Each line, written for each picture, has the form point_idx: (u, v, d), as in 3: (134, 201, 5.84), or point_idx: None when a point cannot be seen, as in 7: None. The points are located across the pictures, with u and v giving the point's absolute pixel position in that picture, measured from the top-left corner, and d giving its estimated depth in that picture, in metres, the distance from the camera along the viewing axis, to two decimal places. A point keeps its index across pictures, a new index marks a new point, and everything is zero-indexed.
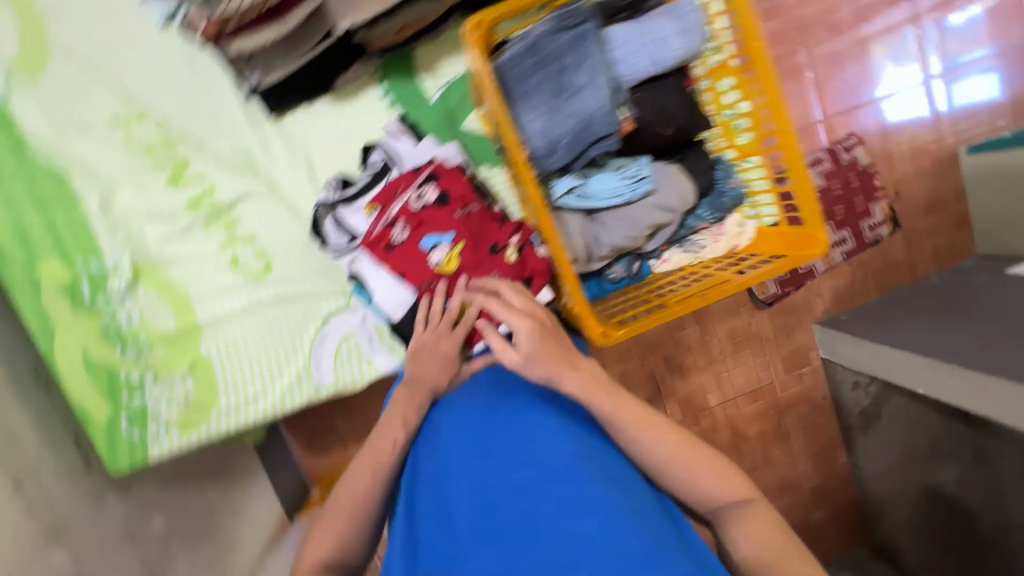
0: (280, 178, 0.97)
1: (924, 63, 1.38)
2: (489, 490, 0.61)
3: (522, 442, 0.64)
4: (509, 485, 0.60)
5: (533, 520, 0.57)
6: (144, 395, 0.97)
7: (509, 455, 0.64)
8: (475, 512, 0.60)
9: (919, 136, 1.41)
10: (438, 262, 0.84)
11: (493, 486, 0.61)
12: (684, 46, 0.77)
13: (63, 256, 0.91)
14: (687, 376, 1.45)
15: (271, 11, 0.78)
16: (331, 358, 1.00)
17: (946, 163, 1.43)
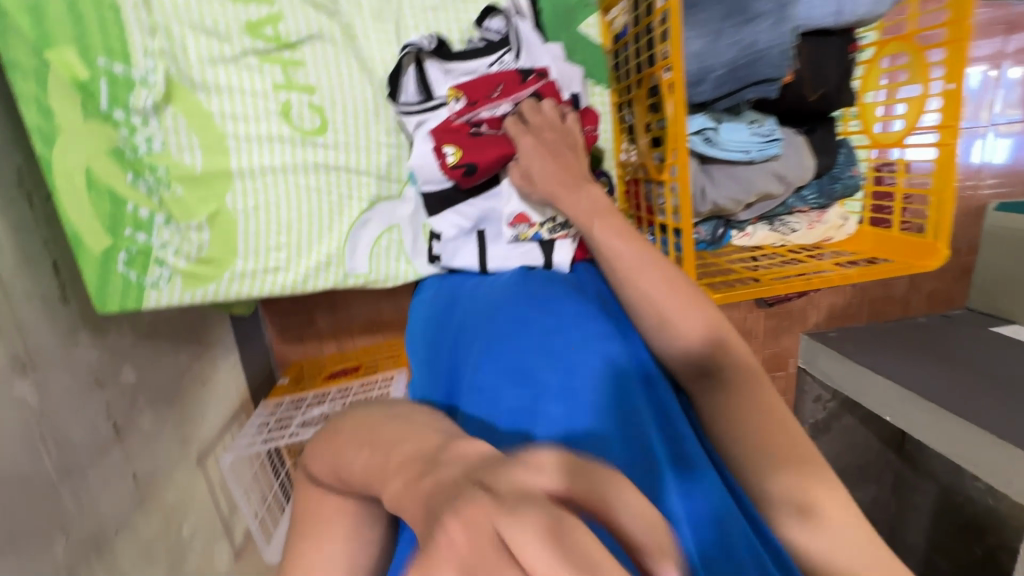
0: (358, 29, 0.83)
1: (980, 115, 1.52)
2: (527, 412, 0.54)
3: (561, 363, 0.58)
4: (550, 406, 0.54)
5: (580, 445, 0.50)
6: (148, 235, 0.85)
7: (538, 382, 0.57)
8: (509, 435, 0.53)
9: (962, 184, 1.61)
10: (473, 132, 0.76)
11: (532, 407, 0.54)
12: (872, 5, 0.68)
13: (83, 46, 0.74)
14: None
15: None
16: (369, 246, 0.92)
17: (971, 215, 1.65)
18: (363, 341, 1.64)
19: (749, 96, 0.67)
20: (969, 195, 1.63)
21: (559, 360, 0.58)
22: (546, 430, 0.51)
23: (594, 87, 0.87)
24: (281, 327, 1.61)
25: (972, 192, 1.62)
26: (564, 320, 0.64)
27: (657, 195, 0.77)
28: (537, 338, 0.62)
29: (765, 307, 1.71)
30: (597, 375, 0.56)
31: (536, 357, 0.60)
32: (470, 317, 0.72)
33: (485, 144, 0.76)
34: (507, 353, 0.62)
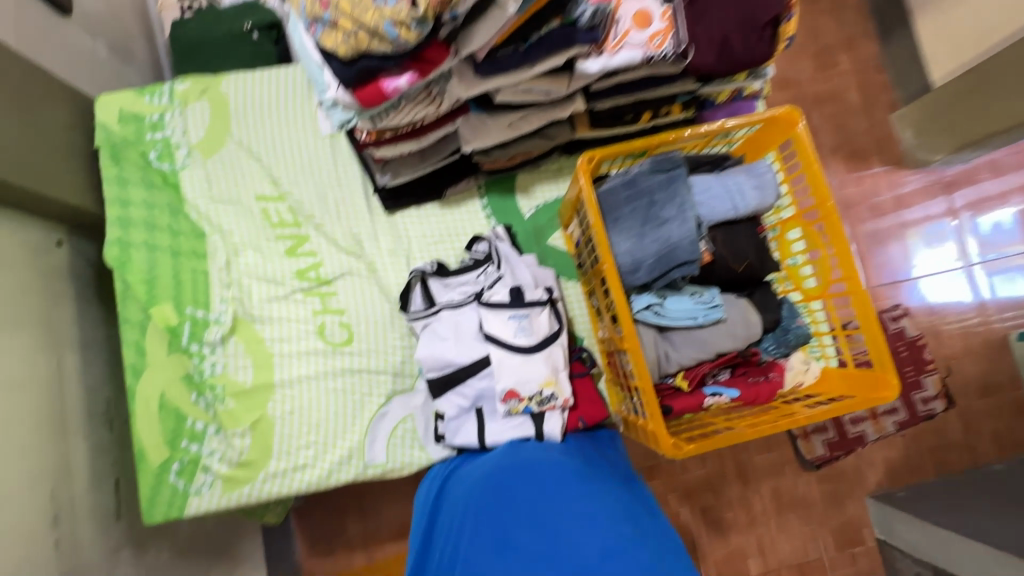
0: (378, 263, 1.07)
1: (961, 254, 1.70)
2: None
3: (542, 534, 0.70)
4: (526, 566, 0.67)
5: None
6: (199, 445, 0.99)
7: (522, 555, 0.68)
8: None
9: (971, 320, 1.68)
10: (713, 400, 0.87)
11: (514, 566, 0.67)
12: (760, 199, 0.89)
13: (177, 302, 1.02)
14: (724, 540, 1.59)
15: (415, 130, 0.93)
16: (386, 437, 1.02)
17: (998, 348, 1.66)
18: (392, 549, 1.51)
19: (678, 275, 0.83)
20: (984, 327, 1.67)
21: (539, 530, 0.70)
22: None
23: (567, 282, 1.08)
24: (312, 539, 1.52)
25: (985, 322, 1.67)
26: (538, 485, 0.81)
27: (626, 362, 0.89)
28: (520, 509, 0.74)
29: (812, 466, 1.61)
30: (568, 541, 0.68)
31: (519, 528, 0.71)
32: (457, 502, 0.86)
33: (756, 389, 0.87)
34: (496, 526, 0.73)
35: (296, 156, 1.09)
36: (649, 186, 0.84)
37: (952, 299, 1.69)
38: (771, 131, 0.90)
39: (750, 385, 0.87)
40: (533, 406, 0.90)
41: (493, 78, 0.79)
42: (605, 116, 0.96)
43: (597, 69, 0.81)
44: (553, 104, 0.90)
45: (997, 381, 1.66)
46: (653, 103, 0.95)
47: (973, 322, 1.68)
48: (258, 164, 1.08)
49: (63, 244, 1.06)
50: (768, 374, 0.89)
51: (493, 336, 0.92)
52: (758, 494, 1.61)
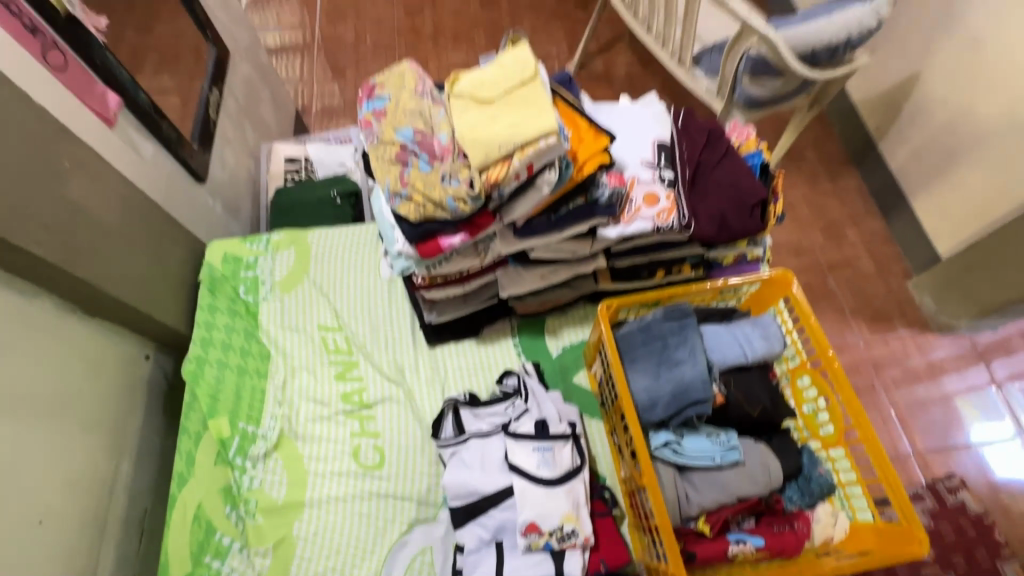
0: (416, 391, 1.17)
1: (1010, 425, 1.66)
2: None
3: None
4: None
5: None
6: (222, 562, 1.01)
7: None
8: None
9: None
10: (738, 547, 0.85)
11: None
12: (768, 348, 0.97)
13: (233, 416, 1.12)
14: None
15: (461, 278, 1.10)
16: (402, 570, 1.01)
17: None
18: None
19: (692, 413, 0.89)
20: None
21: None
22: None
23: (590, 420, 1.13)
24: None
25: None
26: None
27: (646, 501, 0.90)
28: None
29: None
30: None
31: None
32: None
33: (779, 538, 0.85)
34: None
35: (358, 294, 1.28)
36: (663, 331, 0.94)
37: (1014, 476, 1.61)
38: (771, 290, 1.02)
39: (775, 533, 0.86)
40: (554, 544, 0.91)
41: (529, 239, 0.97)
42: (624, 272, 1.11)
43: (615, 235, 0.98)
44: (578, 261, 1.07)
45: None
46: (665, 263, 1.10)
47: None
48: (326, 300, 1.27)
49: (149, 357, 1.22)
50: (794, 523, 0.87)
51: (517, 467, 0.96)
52: None
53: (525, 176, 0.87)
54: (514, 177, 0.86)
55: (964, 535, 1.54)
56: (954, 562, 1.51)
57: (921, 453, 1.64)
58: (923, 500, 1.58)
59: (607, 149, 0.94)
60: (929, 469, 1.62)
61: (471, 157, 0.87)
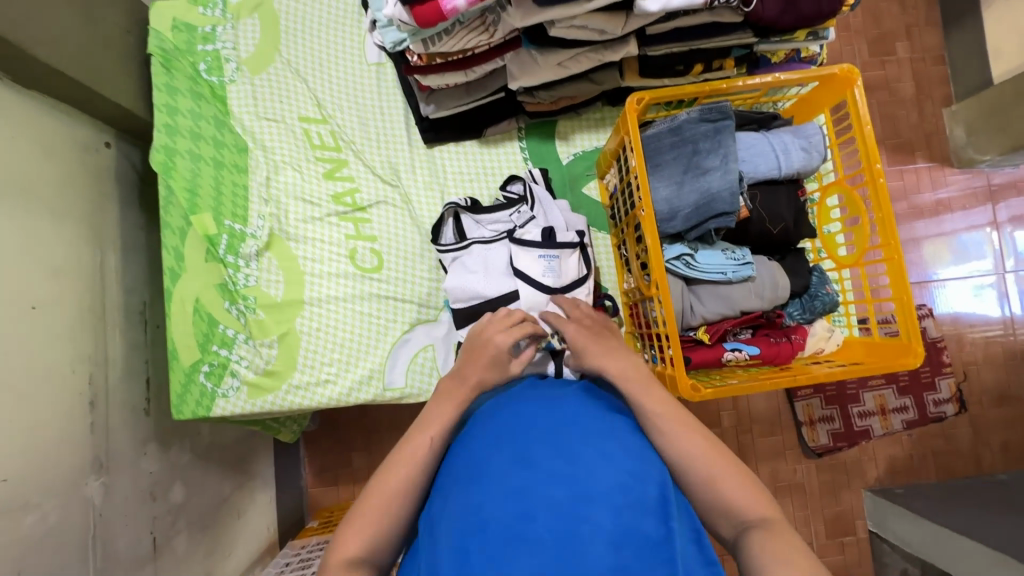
0: (413, 195, 1.09)
1: (999, 264, 1.68)
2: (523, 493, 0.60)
3: (566, 455, 0.63)
4: (543, 482, 0.61)
5: (575, 506, 0.58)
6: (229, 351, 1.03)
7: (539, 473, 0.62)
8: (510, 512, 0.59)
9: (996, 331, 1.69)
10: (731, 357, 0.87)
11: (517, 530, 0.57)
12: (805, 160, 0.88)
13: (217, 213, 1.04)
14: None
15: (464, 61, 0.93)
16: (406, 363, 1.05)
17: (1019, 359, 1.69)
18: None
19: (713, 226, 0.83)
20: (1008, 338, 1.69)
21: (562, 448, 0.64)
22: (544, 503, 0.59)
23: (598, 233, 1.08)
24: (319, 466, 1.59)
25: (1010, 334, 1.69)
26: (563, 418, 0.69)
27: (650, 311, 0.90)
28: (544, 426, 0.68)
29: (814, 455, 1.67)
30: (593, 463, 0.62)
31: (542, 443, 0.65)
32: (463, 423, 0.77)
33: (772, 347, 0.88)
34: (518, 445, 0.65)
35: (343, 81, 1.10)
36: (698, 133, 0.83)
37: (979, 314, 1.69)
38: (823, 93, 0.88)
39: (768, 342, 0.88)
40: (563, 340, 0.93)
41: (551, 9, 0.78)
42: (656, 64, 0.94)
43: (657, 8, 0.77)
44: (605, 46, 0.90)
45: (1010, 393, 1.69)
46: (705, 55, 0.93)
47: (997, 332, 1.69)
48: (305, 85, 1.09)
49: (111, 145, 1.08)
50: (790, 336, 0.89)
51: (522, 272, 0.94)
52: (756, 474, 1.67)
53: None
54: None
55: None
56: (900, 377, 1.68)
57: None
58: None
59: None
60: None
61: None
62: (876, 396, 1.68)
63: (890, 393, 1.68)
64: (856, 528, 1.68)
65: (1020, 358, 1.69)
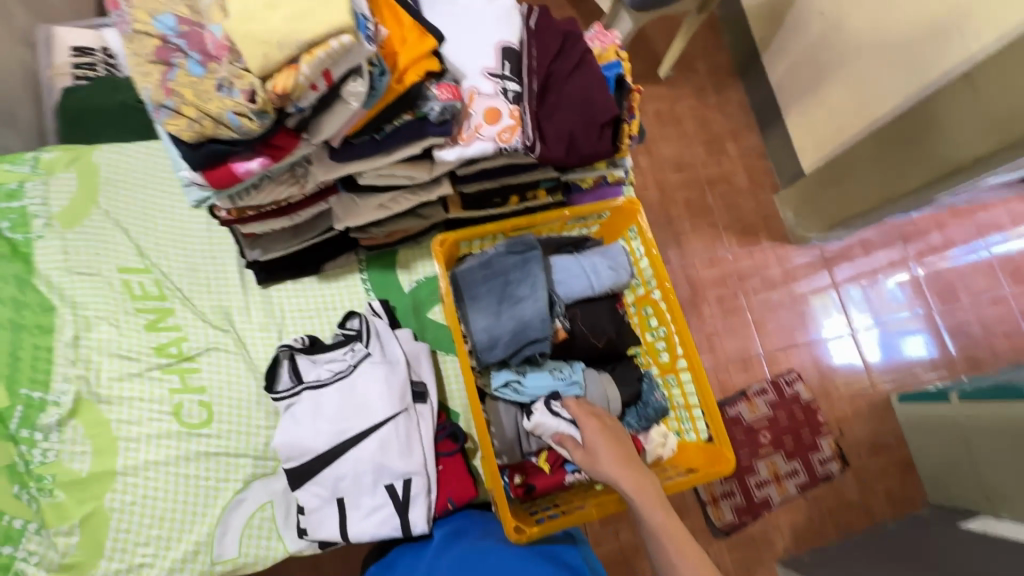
0: (248, 337, 1.04)
1: (849, 323, 1.87)
2: None
3: None
4: None
5: None
6: (13, 546, 0.86)
7: None
8: None
9: (856, 383, 1.84)
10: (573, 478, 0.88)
11: None
12: (614, 278, 0.94)
13: (9, 383, 0.92)
14: None
15: (284, 208, 0.93)
16: (240, 528, 0.94)
17: (881, 408, 1.83)
18: None
19: (530, 352, 0.86)
20: (868, 389, 1.84)
21: None
22: None
23: (445, 356, 1.08)
24: None
25: (869, 385, 1.84)
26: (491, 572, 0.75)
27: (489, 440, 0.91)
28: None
29: (724, 536, 1.67)
30: None
31: None
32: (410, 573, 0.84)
33: None
34: None
35: (169, 228, 1.07)
36: (506, 264, 0.87)
37: (848, 362, 1.85)
38: (617, 220, 1.00)
39: None
40: (404, 484, 0.89)
41: (351, 162, 0.82)
42: (474, 199, 1.01)
43: (455, 157, 0.86)
44: (419, 186, 0.95)
45: (880, 440, 1.81)
46: (516, 189, 1.01)
47: (858, 385, 1.84)
48: (125, 236, 1.04)
49: None
50: None
51: (349, 416, 0.91)
52: None
53: (325, 87, 0.69)
54: (305, 94, 0.69)
55: (795, 420, 1.78)
56: (784, 442, 1.76)
57: (769, 354, 1.83)
58: (767, 393, 1.79)
59: (434, 53, 0.81)
60: (774, 366, 1.82)
61: (248, 60, 0.66)
62: (768, 463, 1.74)
63: (780, 458, 1.75)
64: None
65: (881, 406, 1.84)
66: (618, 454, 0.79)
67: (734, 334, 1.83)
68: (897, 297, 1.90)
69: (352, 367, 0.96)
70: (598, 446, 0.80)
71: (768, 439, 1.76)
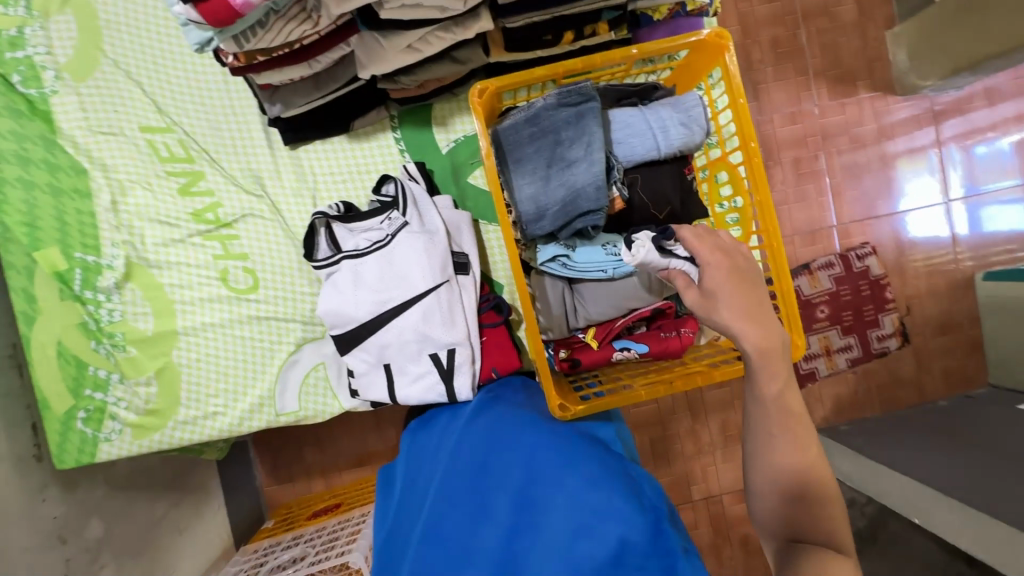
0: (282, 203, 0.99)
1: (942, 190, 1.63)
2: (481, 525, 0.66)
3: (517, 500, 0.67)
4: (500, 517, 0.66)
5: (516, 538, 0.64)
6: (104, 392, 0.97)
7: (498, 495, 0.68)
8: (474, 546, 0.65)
9: (937, 259, 1.65)
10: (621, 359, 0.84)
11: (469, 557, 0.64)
12: (685, 137, 0.79)
13: (64, 246, 0.95)
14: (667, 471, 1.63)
15: (301, 52, 0.81)
16: (297, 385, 1.00)
17: (961, 286, 1.66)
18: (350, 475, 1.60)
19: (581, 226, 0.75)
20: (951, 265, 1.65)
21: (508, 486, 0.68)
22: (494, 531, 0.65)
23: (488, 226, 1.00)
24: (271, 465, 1.63)
25: (953, 261, 1.65)
26: (520, 456, 0.71)
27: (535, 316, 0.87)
28: (499, 458, 0.72)
29: None
30: (540, 502, 0.66)
31: (496, 488, 0.69)
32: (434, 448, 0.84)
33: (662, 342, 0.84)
34: (480, 477, 0.71)
35: (181, 79, 0.96)
36: (555, 121, 0.74)
37: (932, 235, 1.65)
38: (695, 65, 0.80)
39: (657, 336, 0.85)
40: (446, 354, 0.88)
41: None
42: (520, 37, 0.84)
43: None
44: (455, 21, 0.80)
45: (951, 319, 1.68)
46: (571, 22, 0.83)
47: (939, 260, 1.66)
48: (139, 90, 0.96)
49: None
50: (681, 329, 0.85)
51: (390, 285, 0.88)
52: None
53: None
54: None
55: (860, 295, 1.65)
56: (842, 317, 1.65)
57: (843, 225, 1.64)
58: (833, 267, 1.64)
59: None
60: (847, 239, 1.64)
61: None
62: (822, 339, 1.66)
63: (835, 334, 1.66)
64: None
65: (962, 284, 1.66)
66: (749, 303, 0.66)
67: (806, 203, 1.63)
68: (1006, 158, 1.62)
69: (390, 237, 0.90)
70: (721, 292, 0.67)
71: (826, 314, 1.65)
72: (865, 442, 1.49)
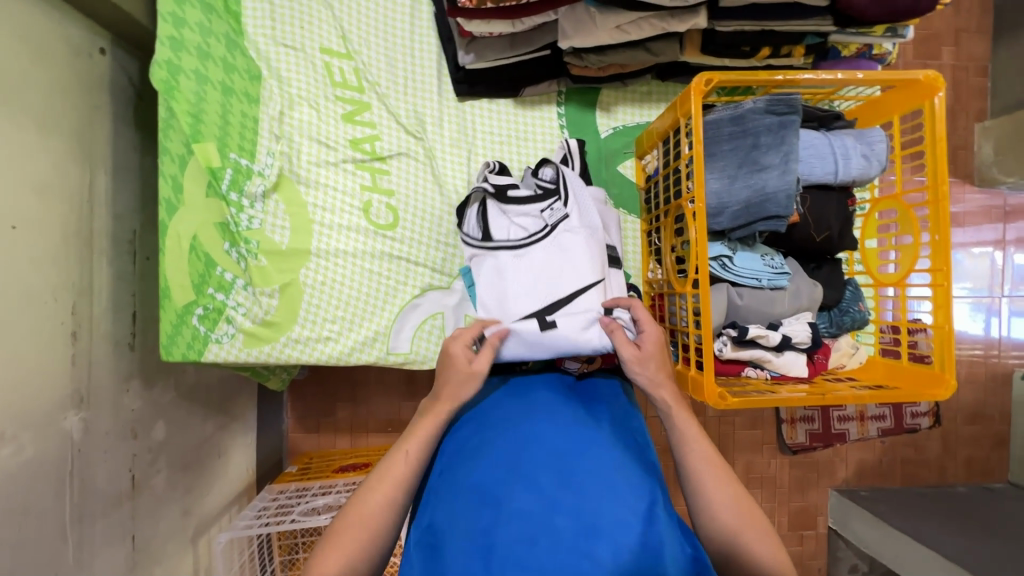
0: (437, 150, 1.01)
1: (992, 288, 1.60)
2: (534, 507, 0.61)
3: (570, 481, 0.63)
4: (553, 491, 0.62)
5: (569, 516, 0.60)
6: (226, 296, 0.97)
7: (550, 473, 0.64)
8: (519, 519, 0.60)
9: None
10: (752, 373, 0.85)
11: (518, 529, 0.59)
12: (864, 170, 0.83)
13: (221, 144, 0.94)
14: None
15: (513, 10, 0.83)
16: (413, 328, 1.01)
17: None
18: (378, 440, 1.56)
19: (761, 229, 0.78)
20: None
21: (563, 467, 0.65)
22: (542, 505, 0.61)
23: (627, 217, 1.03)
24: (300, 413, 1.56)
25: None
26: (574, 445, 0.68)
27: (679, 307, 0.88)
28: (553, 445, 0.68)
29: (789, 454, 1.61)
30: (596, 492, 0.63)
31: (549, 469, 0.65)
32: (516, 402, 0.78)
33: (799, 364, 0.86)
34: (532, 455, 0.67)
35: (373, 13, 0.99)
36: (761, 127, 0.77)
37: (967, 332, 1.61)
38: (884, 105, 0.85)
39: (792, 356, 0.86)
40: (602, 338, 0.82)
41: None
42: (718, 44, 0.87)
43: None
44: (672, 13, 0.81)
45: None
46: (773, 39, 0.86)
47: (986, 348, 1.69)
48: (329, 13, 0.98)
49: (106, 52, 0.98)
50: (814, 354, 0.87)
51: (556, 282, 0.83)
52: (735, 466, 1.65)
53: None
54: None
55: None
56: None
57: None
58: None
59: None
60: None
61: None
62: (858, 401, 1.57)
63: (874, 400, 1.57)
64: (814, 523, 1.63)
65: None
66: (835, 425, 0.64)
67: None
68: None
69: (550, 228, 0.86)
70: None
71: None
72: (894, 511, 1.50)
